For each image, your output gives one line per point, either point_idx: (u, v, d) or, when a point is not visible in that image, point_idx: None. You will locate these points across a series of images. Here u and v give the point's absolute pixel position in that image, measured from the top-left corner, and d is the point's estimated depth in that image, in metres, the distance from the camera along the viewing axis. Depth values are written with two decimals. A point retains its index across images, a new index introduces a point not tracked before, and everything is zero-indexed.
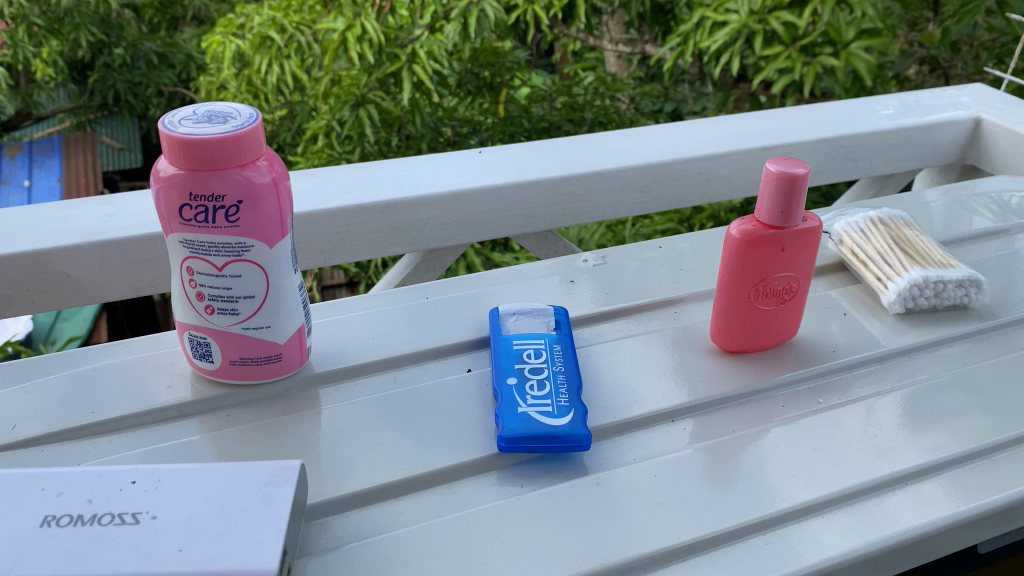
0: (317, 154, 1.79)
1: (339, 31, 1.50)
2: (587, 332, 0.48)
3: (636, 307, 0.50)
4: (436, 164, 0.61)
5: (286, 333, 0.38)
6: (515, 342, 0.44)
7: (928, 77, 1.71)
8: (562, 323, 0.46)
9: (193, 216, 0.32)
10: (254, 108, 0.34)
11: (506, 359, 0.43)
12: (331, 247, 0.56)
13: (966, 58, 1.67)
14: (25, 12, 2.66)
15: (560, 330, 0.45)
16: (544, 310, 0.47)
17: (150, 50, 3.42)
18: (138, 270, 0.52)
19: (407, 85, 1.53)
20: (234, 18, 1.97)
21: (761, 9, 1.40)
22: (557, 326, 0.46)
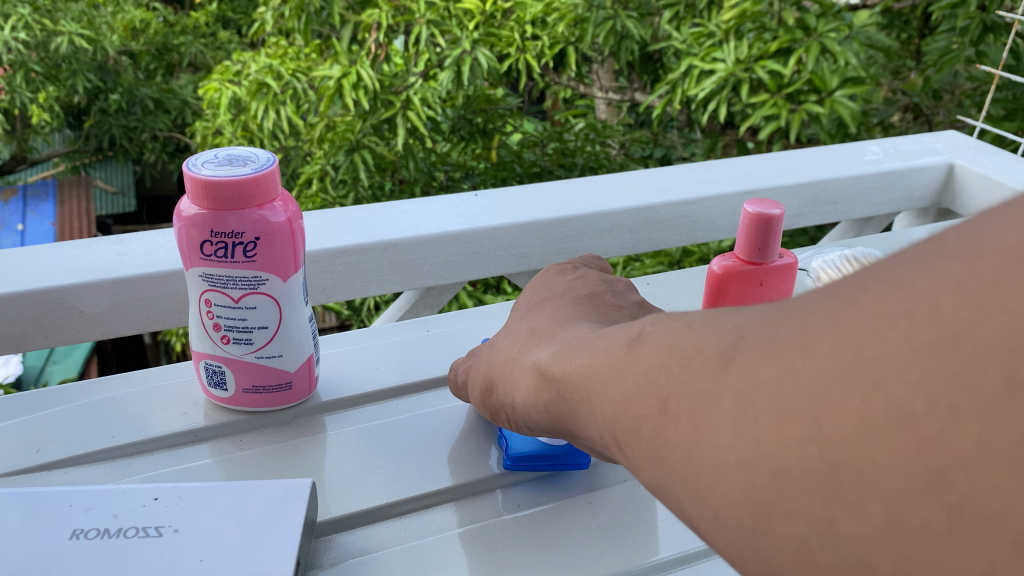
0: (312, 199, 1.83)
1: (335, 78, 1.57)
2: None
3: None
4: (434, 206, 0.64)
5: (297, 362, 0.40)
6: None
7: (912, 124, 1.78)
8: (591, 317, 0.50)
9: (213, 251, 0.34)
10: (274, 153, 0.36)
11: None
12: (333, 284, 0.58)
13: (948, 105, 1.73)
14: (23, 59, 2.76)
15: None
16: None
17: (146, 95, 3.53)
18: (149, 307, 0.54)
19: (401, 130, 1.58)
20: (231, 65, 2.05)
21: (747, 59, 1.46)
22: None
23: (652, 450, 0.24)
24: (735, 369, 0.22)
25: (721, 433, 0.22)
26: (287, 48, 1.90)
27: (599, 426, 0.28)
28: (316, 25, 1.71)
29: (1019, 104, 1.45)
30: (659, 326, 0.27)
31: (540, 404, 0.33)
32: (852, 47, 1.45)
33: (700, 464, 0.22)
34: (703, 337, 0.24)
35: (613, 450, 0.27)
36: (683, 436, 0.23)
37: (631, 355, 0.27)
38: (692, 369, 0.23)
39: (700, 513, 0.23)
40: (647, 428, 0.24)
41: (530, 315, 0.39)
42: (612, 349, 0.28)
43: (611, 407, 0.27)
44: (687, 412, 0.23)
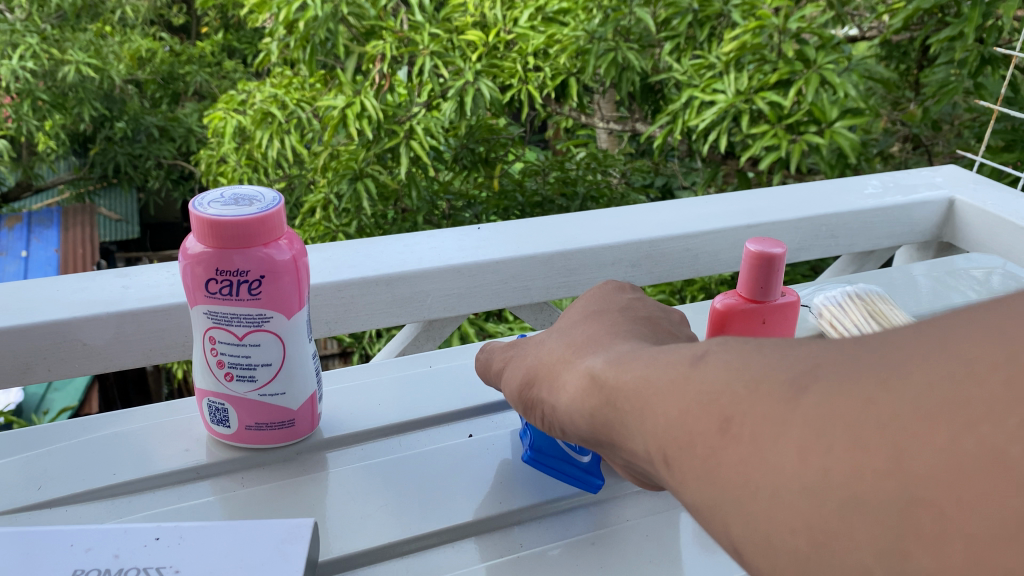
0: (315, 227, 1.84)
1: (340, 108, 1.59)
2: None
3: None
4: (436, 239, 0.64)
5: (300, 399, 0.40)
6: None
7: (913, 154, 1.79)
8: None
9: (217, 289, 0.35)
10: (280, 191, 0.37)
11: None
12: (337, 317, 0.58)
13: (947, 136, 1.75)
14: (31, 88, 2.79)
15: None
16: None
17: (152, 124, 3.57)
18: (152, 340, 0.55)
19: (405, 160, 1.60)
20: (236, 95, 2.08)
21: (748, 90, 1.48)
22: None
23: (706, 469, 0.24)
24: (812, 396, 0.22)
25: (787, 459, 0.22)
26: (292, 78, 1.93)
27: (648, 438, 0.28)
28: (321, 55, 1.73)
29: (1018, 135, 1.46)
30: (723, 352, 0.27)
31: (584, 409, 0.33)
32: (851, 79, 1.47)
33: (761, 487, 0.23)
34: (775, 367, 0.24)
35: (656, 463, 0.28)
36: (742, 457, 0.23)
37: (694, 372, 0.27)
38: (762, 395, 0.24)
39: (750, 537, 0.23)
40: (702, 444, 0.25)
41: (583, 321, 0.40)
42: (671, 367, 0.29)
43: (666, 422, 0.27)
44: (751, 435, 0.23)
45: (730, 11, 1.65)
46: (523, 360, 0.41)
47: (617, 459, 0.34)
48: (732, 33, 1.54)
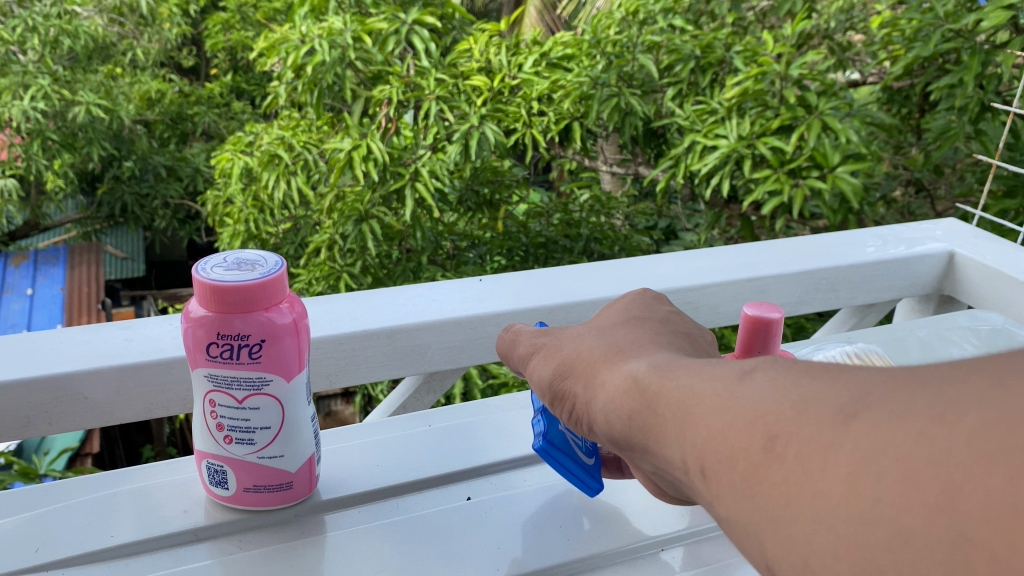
0: (320, 267, 1.85)
1: (347, 151, 1.62)
2: None
3: None
4: (438, 291, 0.65)
5: (298, 461, 0.40)
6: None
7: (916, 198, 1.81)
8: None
9: (218, 353, 0.35)
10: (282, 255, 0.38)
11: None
12: (337, 370, 0.58)
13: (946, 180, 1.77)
14: (42, 128, 2.84)
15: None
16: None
17: (160, 163, 3.62)
18: (153, 394, 0.55)
19: (409, 201, 1.62)
20: (244, 137, 2.12)
21: (750, 136, 1.50)
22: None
23: (749, 484, 0.25)
24: (862, 424, 0.22)
25: (833, 489, 0.22)
26: (299, 122, 1.97)
27: (687, 447, 0.28)
28: (328, 99, 1.76)
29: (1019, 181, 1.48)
30: (773, 371, 0.27)
31: (618, 415, 0.33)
32: (853, 126, 1.49)
33: (802, 510, 0.23)
34: (824, 391, 0.24)
35: (693, 471, 0.28)
36: (787, 477, 0.24)
37: (739, 384, 0.27)
38: (810, 417, 0.24)
39: (789, 559, 0.23)
40: (745, 461, 0.25)
41: (620, 325, 0.40)
42: (718, 378, 0.29)
43: (710, 433, 0.27)
44: (797, 456, 0.23)
45: (731, 57, 1.68)
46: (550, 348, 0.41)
47: (641, 465, 0.34)
48: (733, 79, 1.57)
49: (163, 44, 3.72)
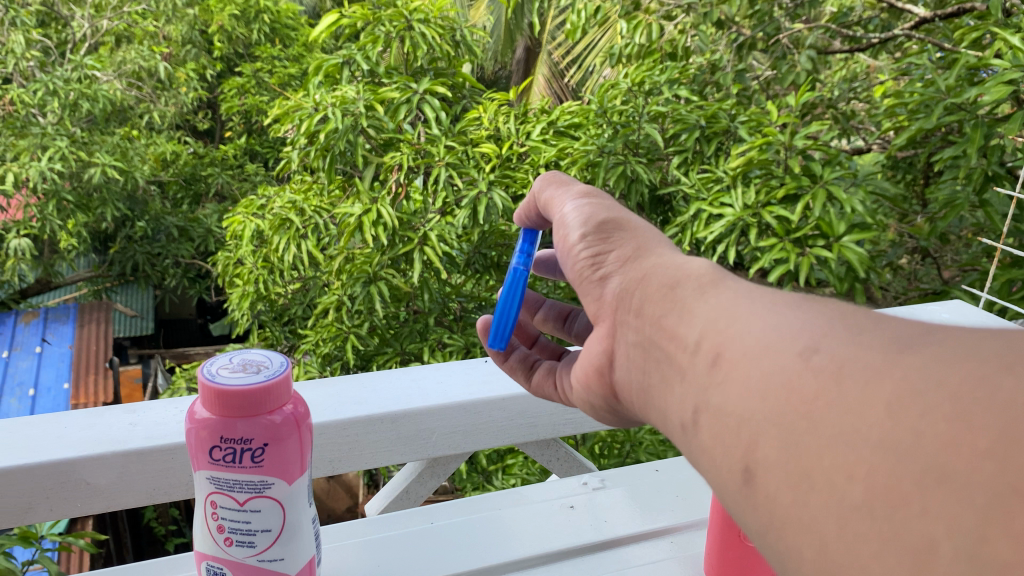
0: (328, 327, 1.88)
1: (357, 216, 1.65)
2: (566, 562, 0.55)
3: (638, 536, 0.58)
4: (444, 372, 0.65)
5: (298, 566, 0.39)
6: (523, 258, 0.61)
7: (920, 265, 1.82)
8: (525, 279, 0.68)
9: (221, 456, 0.35)
10: (285, 354, 0.39)
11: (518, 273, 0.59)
12: (341, 455, 0.58)
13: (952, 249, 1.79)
14: (57, 189, 2.89)
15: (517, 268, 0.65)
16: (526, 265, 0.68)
17: (172, 224, 3.69)
18: (156, 478, 0.55)
19: (418, 264, 1.63)
20: (255, 200, 2.15)
21: (756, 204, 1.51)
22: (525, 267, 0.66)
23: (775, 354, 0.30)
24: (921, 356, 0.26)
25: (874, 412, 0.25)
26: (311, 186, 2.00)
27: (714, 324, 0.35)
28: (340, 164, 1.79)
29: None
30: (820, 308, 0.33)
31: (656, 290, 0.40)
32: (859, 196, 1.50)
33: (823, 383, 0.27)
34: (880, 335, 0.29)
35: (708, 344, 0.34)
36: (820, 380, 0.28)
37: (794, 307, 0.33)
38: (868, 348, 0.28)
39: (793, 452, 0.27)
40: (785, 356, 0.30)
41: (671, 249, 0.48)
42: (769, 299, 0.35)
43: (747, 326, 0.33)
44: (835, 358, 0.28)
45: (735, 127, 1.71)
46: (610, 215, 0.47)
47: (633, 331, 0.41)
48: (739, 149, 1.60)
49: (180, 107, 3.81)
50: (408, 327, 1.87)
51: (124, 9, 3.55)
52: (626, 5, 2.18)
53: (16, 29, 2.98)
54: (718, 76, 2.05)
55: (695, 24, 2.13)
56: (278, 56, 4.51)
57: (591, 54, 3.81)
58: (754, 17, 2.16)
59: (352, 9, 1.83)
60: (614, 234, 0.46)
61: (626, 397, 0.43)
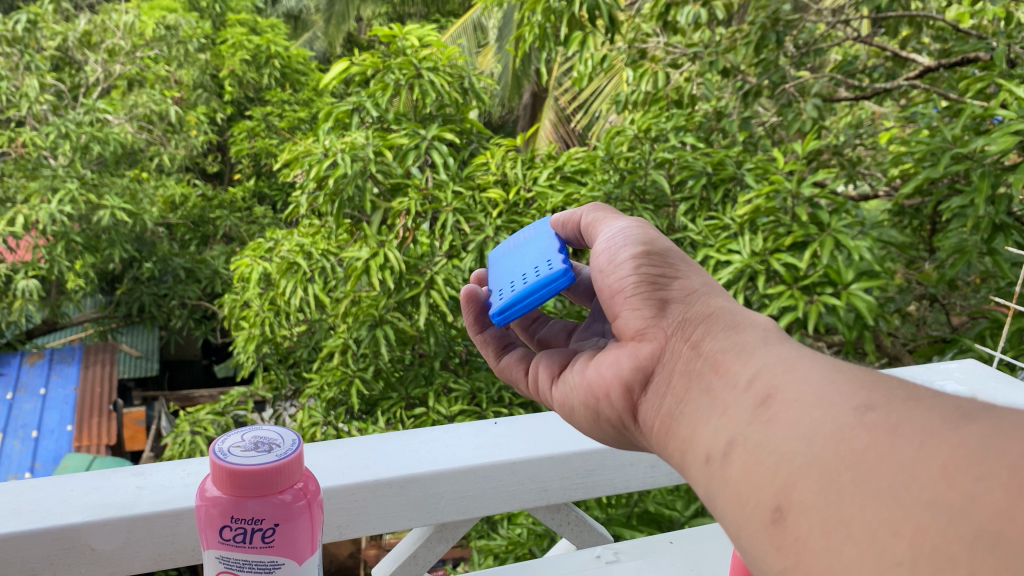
0: (333, 371, 1.88)
1: (364, 259, 1.66)
2: None
3: None
4: (453, 434, 0.64)
5: None
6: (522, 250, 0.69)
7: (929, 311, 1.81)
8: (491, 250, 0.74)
9: (231, 535, 0.35)
10: (297, 432, 0.39)
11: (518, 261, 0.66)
12: (348, 520, 0.57)
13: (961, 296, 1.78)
14: (67, 231, 2.90)
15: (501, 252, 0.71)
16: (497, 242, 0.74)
17: (179, 265, 3.71)
18: (162, 543, 0.53)
19: (424, 308, 1.63)
20: (263, 243, 2.16)
21: (763, 251, 1.51)
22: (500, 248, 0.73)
23: (839, 403, 0.34)
24: (978, 428, 0.29)
25: (928, 472, 0.28)
26: (318, 230, 2.01)
27: (779, 371, 0.38)
28: (348, 209, 1.80)
29: None
30: (874, 375, 0.37)
31: (715, 327, 0.45)
32: (868, 244, 1.50)
33: (878, 440, 0.31)
34: (939, 405, 0.32)
35: (762, 385, 0.38)
36: (876, 438, 0.31)
37: (850, 371, 0.37)
38: (926, 414, 0.31)
39: (837, 497, 0.30)
40: (846, 410, 0.33)
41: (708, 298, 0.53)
42: (826, 359, 0.39)
43: (805, 379, 0.37)
44: (894, 421, 0.31)
45: (742, 175, 1.72)
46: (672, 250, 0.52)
47: (682, 356, 0.45)
48: (745, 196, 1.60)
49: (190, 150, 3.85)
50: (413, 371, 1.87)
51: (137, 54, 3.60)
52: (632, 53, 2.21)
53: (31, 73, 3.03)
54: (725, 123, 2.06)
55: (701, 73, 2.15)
56: (288, 100, 4.56)
57: (597, 100, 3.84)
58: (759, 65, 2.17)
59: (362, 57, 1.86)
60: (676, 269, 0.51)
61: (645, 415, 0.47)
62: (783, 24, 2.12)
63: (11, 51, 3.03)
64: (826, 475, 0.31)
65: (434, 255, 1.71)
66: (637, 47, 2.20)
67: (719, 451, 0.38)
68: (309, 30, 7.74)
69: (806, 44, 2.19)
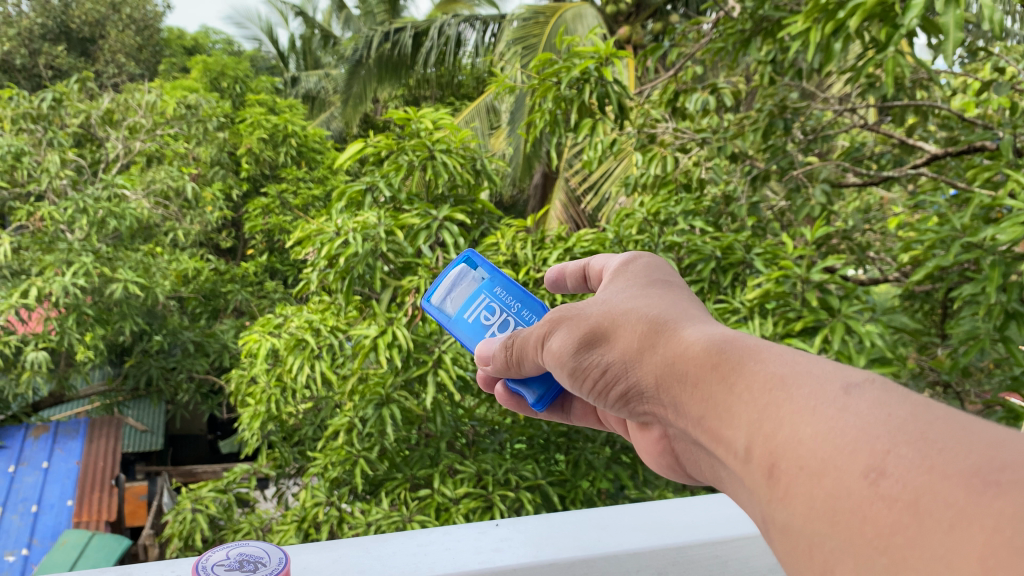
0: (338, 451, 1.84)
1: (373, 337, 1.65)
2: None
3: None
4: (454, 536, 0.64)
5: None
6: (498, 297, 0.77)
7: (942, 397, 1.79)
8: (479, 269, 0.80)
9: None
10: (281, 550, 0.47)
11: (520, 292, 0.77)
12: None
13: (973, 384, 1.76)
14: (79, 303, 2.89)
15: (481, 270, 0.80)
16: (453, 267, 0.81)
17: (189, 339, 3.71)
18: None
19: (432, 387, 1.62)
20: (272, 319, 2.13)
21: (773, 335, 1.51)
22: (474, 266, 0.81)
23: (835, 459, 0.31)
24: (1010, 495, 0.25)
25: (966, 563, 0.25)
26: (328, 306, 2.01)
27: (758, 424, 0.36)
28: (357, 286, 1.79)
29: None
30: (880, 406, 0.32)
31: (673, 384, 0.44)
32: (879, 329, 1.48)
33: (894, 508, 0.28)
34: (955, 458, 0.27)
35: (761, 454, 0.35)
36: (897, 504, 0.28)
37: (841, 401, 0.33)
38: (946, 473, 0.27)
39: None
40: (850, 472, 0.30)
41: (663, 306, 0.51)
42: (814, 392, 0.35)
43: (799, 436, 0.33)
44: (907, 483, 0.28)
45: (751, 259, 1.72)
46: (585, 325, 0.54)
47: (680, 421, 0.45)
48: (755, 281, 1.59)
49: (205, 225, 3.87)
50: (418, 452, 1.85)
51: (158, 131, 3.68)
52: (641, 137, 2.23)
53: (53, 149, 3.09)
54: (733, 207, 2.06)
55: (710, 158, 2.16)
56: (303, 178, 4.65)
57: (607, 181, 3.89)
58: (768, 150, 2.19)
59: (376, 138, 1.89)
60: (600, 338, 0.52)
61: (704, 464, 0.48)
62: (790, 111, 2.15)
63: (35, 128, 3.11)
64: (858, 558, 0.29)
65: (442, 334, 1.70)
66: (647, 132, 2.23)
67: (762, 525, 0.36)
68: (326, 111, 7.96)
69: (813, 131, 2.24)
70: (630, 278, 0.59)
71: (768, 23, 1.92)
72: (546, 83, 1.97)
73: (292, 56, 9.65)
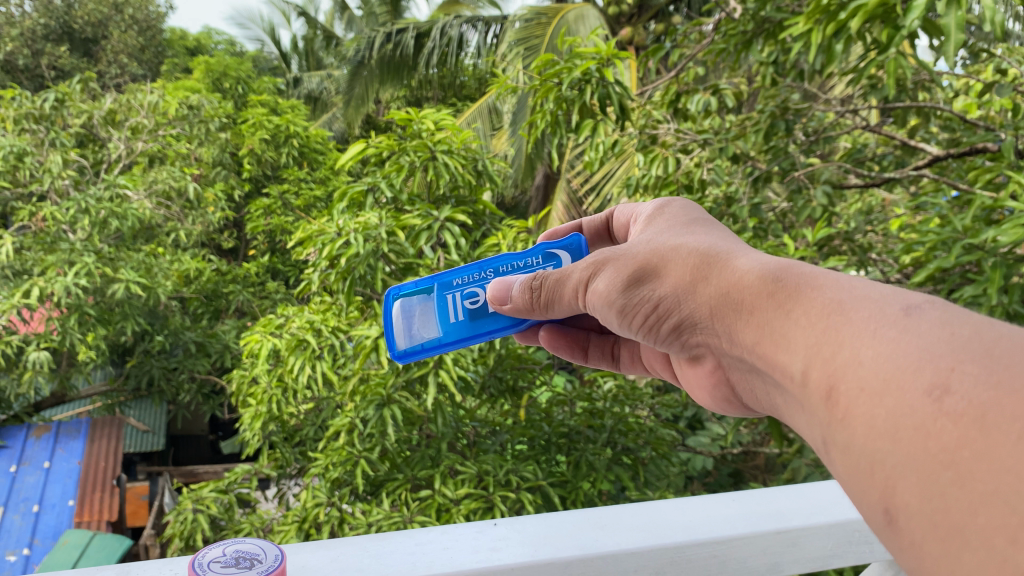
0: (339, 452, 1.84)
1: (373, 337, 1.65)
2: None
3: None
4: (452, 536, 0.63)
5: None
6: (463, 283, 0.76)
7: None
8: (410, 293, 0.77)
9: None
10: (277, 547, 0.47)
11: (473, 264, 0.76)
12: None
13: None
14: (81, 303, 2.90)
15: (417, 288, 0.77)
16: (391, 310, 0.77)
17: (190, 339, 3.71)
18: None
19: (434, 388, 1.62)
20: (273, 319, 2.13)
21: None
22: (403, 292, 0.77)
23: (898, 376, 0.32)
24: None
25: None
26: (328, 307, 2.01)
27: (818, 347, 0.37)
28: (359, 286, 1.80)
29: None
30: (942, 326, 0.33)
31: (730, 314, 0.45)
32: None
33: (959, 422, 0.28)
34: (1021, 374, 0.28)
35: (820, 378, 0.36)
36: (962, 418, 0.28)
37: (903, 321, 0.34)
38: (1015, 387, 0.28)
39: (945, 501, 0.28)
40: (916, 389, 0.31)
41: (708, 241, 0.52)
42: (872, 315, 0.35)
43: (860, 358, 0.34)
44: (974, 400, 0.29)
45: None
46: (630, 264, 0.55)
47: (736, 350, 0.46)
48: None
49: (206, 225, 3.87)
50: (419, 452, 1.86)
51: (160, 132, 3.68)
52: (643, 139, 2.24)
53: (56, 149, 3.11)
54: (734, 208, 2.06)
55: (712, 158, 2.14)
56: (304, 178, 4.66)
57: (608, 183, 3.89)
58: (769, 152, 2.19)
59: (378, 139, 1.89)
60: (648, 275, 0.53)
61: (757, 393, 0.49)
62: (792, 112, 2.15)
63: (37, 128, 3.11)
64: (920, 470, 0.30)
65: None
66: (648, 133, 2.24)
67: (822, 447, 0.37)
68: (328, 113, 7.97)
69: (814, 132, 2.24)
70: (669, 219, 0.60)
71: (769, 24, 1.92)
72: (547, 84, 1.97)
73: (294, 57, 9.65)
